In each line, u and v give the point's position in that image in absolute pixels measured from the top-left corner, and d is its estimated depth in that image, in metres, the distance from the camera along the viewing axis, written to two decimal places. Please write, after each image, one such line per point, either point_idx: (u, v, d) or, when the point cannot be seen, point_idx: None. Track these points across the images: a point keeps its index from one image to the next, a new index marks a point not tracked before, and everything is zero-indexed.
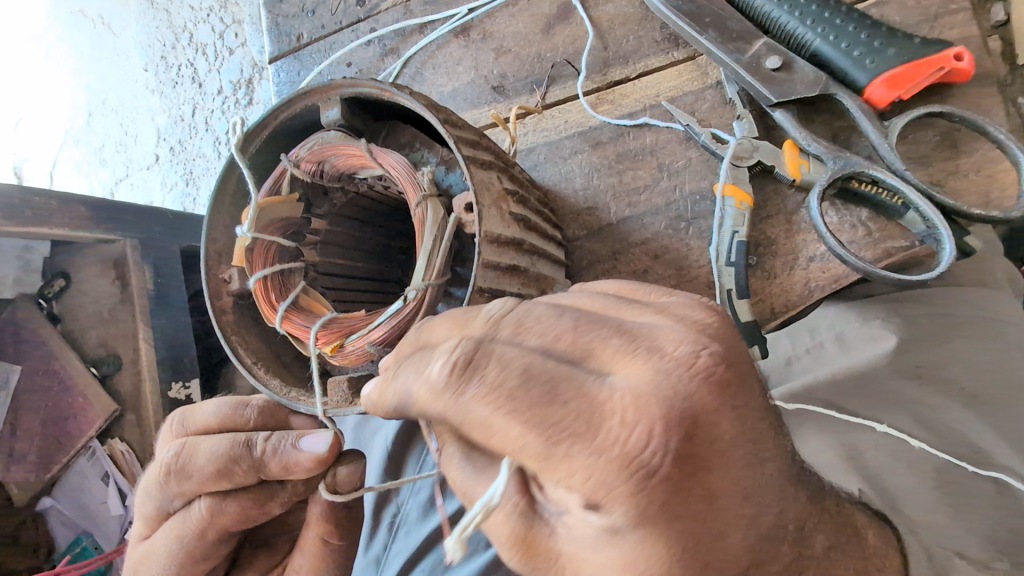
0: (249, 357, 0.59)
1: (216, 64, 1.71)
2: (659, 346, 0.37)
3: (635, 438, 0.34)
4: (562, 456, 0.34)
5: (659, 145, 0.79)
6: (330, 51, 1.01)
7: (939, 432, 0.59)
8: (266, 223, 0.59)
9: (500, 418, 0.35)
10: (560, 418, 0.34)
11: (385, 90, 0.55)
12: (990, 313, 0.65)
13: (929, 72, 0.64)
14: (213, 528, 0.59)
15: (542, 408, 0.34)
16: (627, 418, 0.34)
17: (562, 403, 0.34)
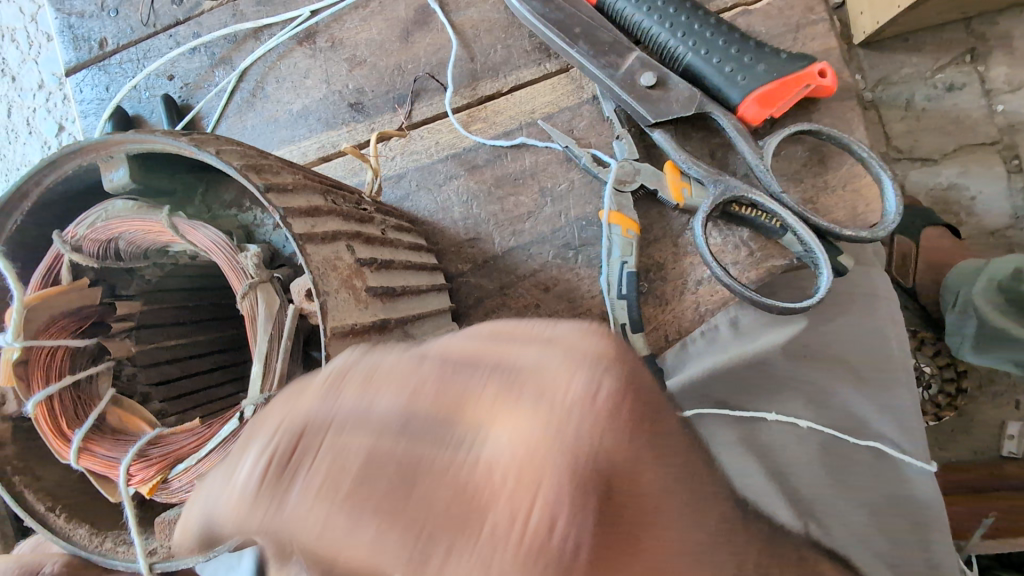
0: (42, 502, 0.45)
1: (30, 53, 1.42)
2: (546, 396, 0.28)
3: (540, 518, 0.26)
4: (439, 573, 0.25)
5: (540, 167, 0.72)
6: (145, 60, 0.83)
7: (825, 408, 0.69)
8: (45, 325, 0.45)
9: (343, 519, 0.26)
10: (425, 509, 0.26)
11: (184, 149, 0.42)
12: (866, 287, 0.68)
13: (796, 89, 0.63)
14: None
15: (393, 503, 0.26)
16: (517, 504, 0.26)
17: (437, 482, 0.26)
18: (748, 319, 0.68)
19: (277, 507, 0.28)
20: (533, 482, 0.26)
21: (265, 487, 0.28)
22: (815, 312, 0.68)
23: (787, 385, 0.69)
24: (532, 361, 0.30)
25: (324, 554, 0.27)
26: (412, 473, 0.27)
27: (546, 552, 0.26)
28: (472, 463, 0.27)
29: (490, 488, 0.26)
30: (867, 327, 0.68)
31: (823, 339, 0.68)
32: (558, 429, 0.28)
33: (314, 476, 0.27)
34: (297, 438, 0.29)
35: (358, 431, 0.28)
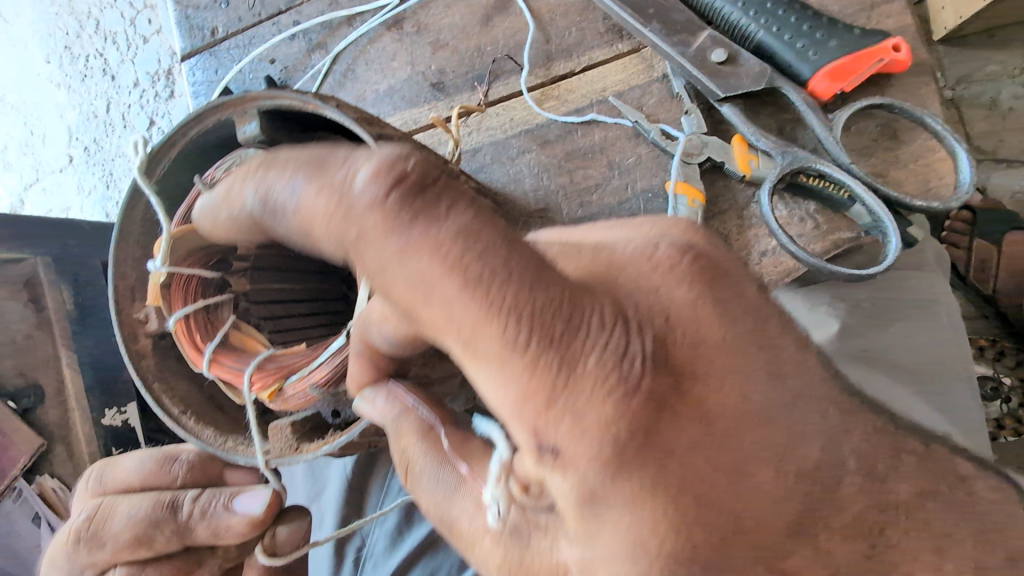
0: (176, 406, 0.53)
1: (129, 54, 1.58)
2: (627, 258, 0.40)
3: (623, 343, 0.34)
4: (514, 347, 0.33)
5: (608, 143, 0.76)
6: (251, 46, 0.91)
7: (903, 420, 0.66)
8: (184, 254, 0.53)
9: (452, 282, 0.32)
10: (534, 302, 0.33)
11: (307, 103, 0.49)
12: (924, 295, 0.70)
13: (869, 64, 0.64)
14: None
15: (506, 283, 0.32)
16: (605, 320, 0.34)
17: (547, 280, 0.33)
18: (802, 310, 0.70)
19: (385, 228, 0.33)
20: (596, 309, 0.34)
21: (387, 206, 0.33)
22: (873, 312, 0.69)
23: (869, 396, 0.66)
24: (621, 234, 0.43)
25: (409, 292, 0.33)
26: (536, 275, 0.33)
27: (581, 353, 0.33)
28: (571, 287, 0.34)
29: (559, 293, 0.33)
30: (926, 332, 0.69)
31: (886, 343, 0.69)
32: (629, 284, 0.38)
33: (438, 231, 0.33)
34: (434, 182, 0.34)
35: (489, 215, 0.34)
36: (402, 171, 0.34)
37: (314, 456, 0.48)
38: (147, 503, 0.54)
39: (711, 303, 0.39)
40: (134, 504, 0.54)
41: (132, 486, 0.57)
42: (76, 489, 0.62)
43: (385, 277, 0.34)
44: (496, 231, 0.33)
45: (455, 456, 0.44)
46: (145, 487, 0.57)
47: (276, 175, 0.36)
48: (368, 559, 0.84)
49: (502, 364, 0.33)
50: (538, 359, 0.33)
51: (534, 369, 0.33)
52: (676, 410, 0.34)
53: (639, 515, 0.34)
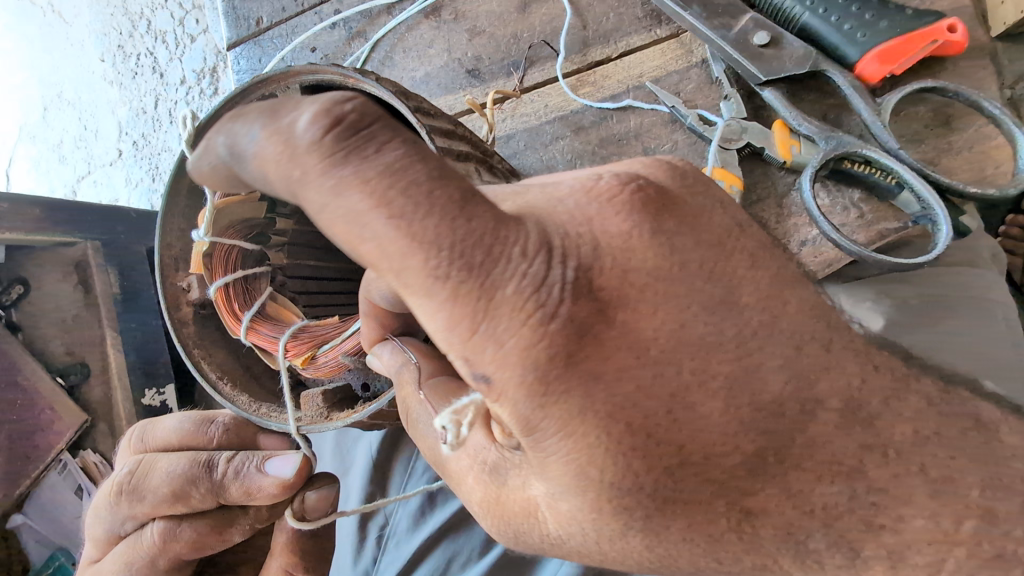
0: (213, 372, 0.54)
1: (177, 51, 1.64)
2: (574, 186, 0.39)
3: (554, 280, 0.34)
4: (442, 281, 0.32)
5: (644, 129, 0.75)
6: (293, 35, 0.93)
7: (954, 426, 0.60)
8: (225, 225, 0.54)
9: (380, 214, 0.31)
10: (461, 234, 0.32)
11: (349, 76, 0.50)
12: (976, 293, 0.65)
13: (921, 45, 0.62)
14: (165, 556, 0.57)
15: (432, 215, 0.31)
16: (529, 251, 0.33)
17: (467, 206, 0.32)
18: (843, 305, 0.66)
19: (320, 165, 0.32)
20: (518, 239, 0.33)
21: (323, 143, 0.32)
22: (923, 310, 0.65)
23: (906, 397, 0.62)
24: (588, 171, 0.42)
25: (342, 225, 0.32)
26: (457, 204, 0.32)
27: (500, 283, 0.33)
28: (500, 222, 0.33)
29: (484, 226, 0.32)
30: (979, 332, 0.64)
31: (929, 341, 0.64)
32: (567, 213, 0.37)
33: (370, 167, 0.32)
34: (369, 121, 0.33)
35: (418, 146, 0.33)
36: (337, 111, 0.33)
37: (343, 424, 0.49)
38: (186, 459, 0.55)
39: (652, 231, 0.37)
40: (172, 461, 0.56)
41: (171, 444, 0.59)
42: (121, 444, 0.65)
43: (323, 215, 0.33)
44: (425, 166, 0.32)
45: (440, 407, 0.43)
46: (184, 446, 0.59)
47: (244, 131, 0.34)
48: (391, 538, 0.84)
49: (428, 295, 0.32)
50: (460, 288, 0.32)
51: (455, 300, 0.32)
52: (604, 338, 0.34)
53: (578, 450, 0.34)
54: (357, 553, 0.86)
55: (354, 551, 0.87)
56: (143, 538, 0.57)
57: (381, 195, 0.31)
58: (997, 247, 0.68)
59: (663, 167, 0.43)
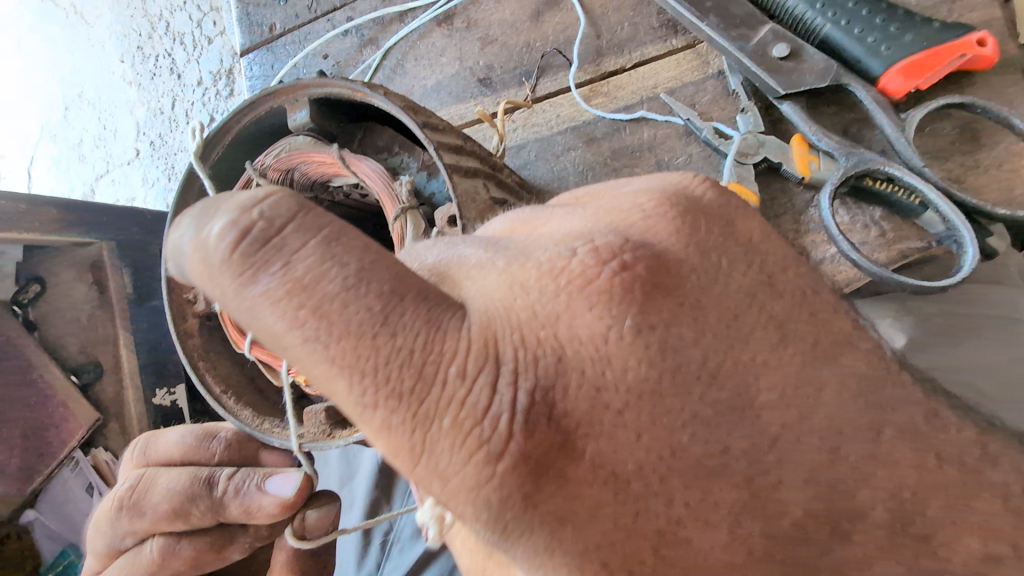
0: (217, 384, 0.54)
1: (194, 54, 1.65)
2: (537, 259, 0.34)
3: (503, 403, 0.30)
4: (372, 409, 0.30)
5: (658, 141, 0.73)
6: (305, 42, 0.92)
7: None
8: None
9: (297, 341, 0.29)
10: (384, 359, 0.30)
11: (357, 90, 0.49)
12: (1000, 313, 0.63)
13: (949, 59, 0.59)
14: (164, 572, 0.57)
15: (355, 343, 0.29)
16: (468, 371, 0.31)
17: (389, 326, 0.30)
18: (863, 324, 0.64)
19: (238, 287, 0.31)
20: (456, 356, 0.31)
21: (244, 266, 0.30)
22: (943, 331, 0.64)
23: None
24: (561, 225, 0.37)
25: (271, 346, 0.31)
26: (378, 325, 0.30)
27: (439, 413, 0.30)
28: (431, 337, 0.30)
29: (413, 347, 0.30)
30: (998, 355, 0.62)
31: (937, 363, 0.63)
32: (526, 307, 0.32)
33: (286, 287, 0.30)
34: (280, 232, 0.30)
35: (338, 262, 0.30)
36: (255, 224, 0.30)
37: (345, 443, 0.47)
38: (187, 475, 0.55)
39: (634, 327, 0.33)
40: (173, 477, 0.56)
41: (173, 459, 0.59)
42: (124, 458, 0.65)
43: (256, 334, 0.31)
44: (349, 281, 0.30)
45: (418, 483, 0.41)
46: (185, 461, 0.59)
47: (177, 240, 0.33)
48: (395, 545, 0.84)
49: (362, 421, 0.31)
50: (393, 417, 0.30)
51: (390, 429, 0.30)
52: (569, 469, 0.30)
53: None
54: (361, 557, 0.86)
55: (357, 557, 0.86)
56: (143, 553, 0.57)
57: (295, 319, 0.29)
58: None
59: (662, 212, 0.38)
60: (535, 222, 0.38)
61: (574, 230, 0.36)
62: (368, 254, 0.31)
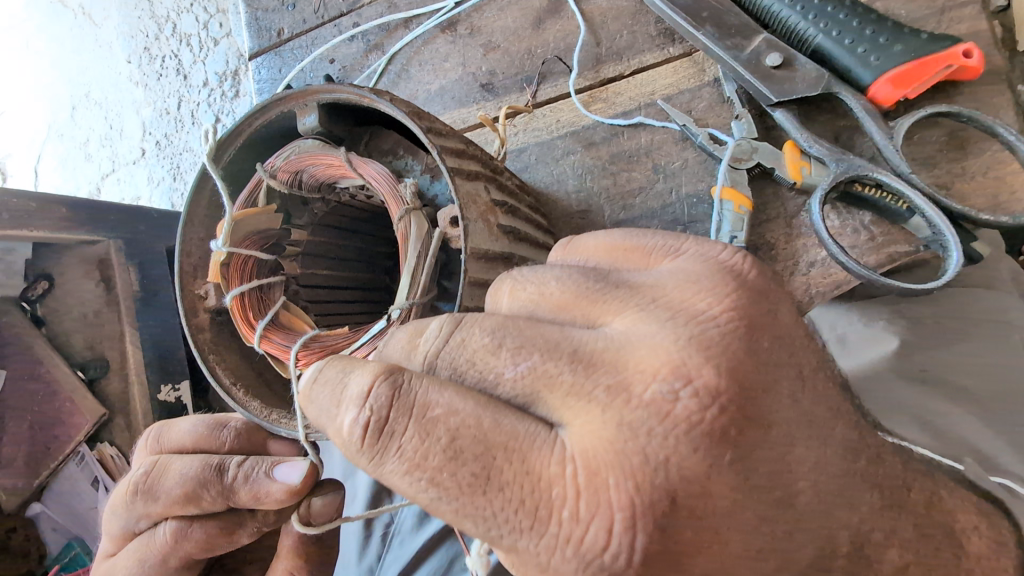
0: (227, 377, 0.56)
1: (201, 55, 1.68)
2: (626, 387, 0.34)
3: (614, 536, 0.32)
4: (506, 547, 0.33)
5: (655, 145, 0.76)
6: (313, 46, 0.95)
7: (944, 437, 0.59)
8: (243, 236, 0.56)
9: (430, 497, 0.34)
10: (499, 503, 0.33)
11: (364, 96, 0.51)
12: (991, 314, 0.64)
13: (936, 70, 0.62)
14: (176, 554, 0.59)
15: (474, 492, 0.33)
16: (579, 512, 0.32)
17: (495, 478, 0.33)
18: (853, 328, 0.67)
19: (370, 463, 0.35)
20: (565, 499, 0.33)
21: (370, 445, 0.35)
22: (931, 332, 0.65)
23: (895, 406, 0.62)
24: (624, 322, 0.37)
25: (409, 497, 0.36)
26: (483, 481, 0.33)
27: (555, 547, 0.33)
28: (531, 478, 0.33)
29: (516, 491, 0.33)
30: (991, 356, 0.63)
31: (930, 366, 0.64)
32: (636, 451, 0.33)
33: (406, 452, 0.34)
34: (395, 409, 0.35)
35: (435, 434, 0.34)
36: (369, 410, 0.35)
37: None
38: (198, 462, 0.57)
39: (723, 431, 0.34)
40: (184, 464, 0.58)
41: (185, 447, 0.61)
42: (137, 446, 0.67)
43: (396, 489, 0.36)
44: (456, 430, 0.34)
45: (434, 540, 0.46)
46: (195, 449, 0.61)
47: (315, 410, 0.39)
48: (396, 536, 0.86)
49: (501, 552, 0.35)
50: (521, 550, 0.33)
51: (524, 561, 0.34)
52: None
53: None
54: (363, 549, 0.88)
55: (359, 548, 0.88)
56: (156, 536, 0.60)
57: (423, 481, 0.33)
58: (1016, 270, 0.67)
59: (722, 294, 0.37)
60: (591, 303, 0.38)
61: (645, 334, 0.36)
62: (463, 410, 0.34)
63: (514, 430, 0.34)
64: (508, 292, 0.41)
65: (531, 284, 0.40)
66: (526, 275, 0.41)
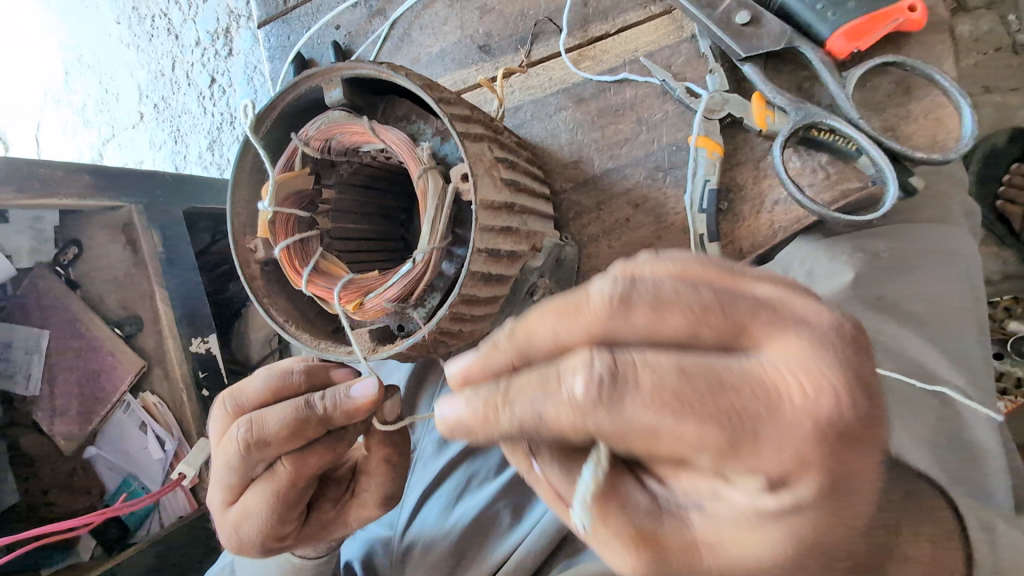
0: (281, 316, 0.68)
1: (191, 14, 1.70)
2: (806, 317, 0.39)
3: (814, 488, 0.37)
4: (750, 451, 0.36)
5: (639, 100, 0.83)
6: (319, 13, 1.01)
7: (891, 355, 0.70)
8: (284, 197, 0.66)
9: (672, 428, 0.37)
10: (736, 418, 0.36)
11: (382, 71, 0.60)
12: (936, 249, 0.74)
13: (884, 24, 0.69)
14: (301, 478, 0.71)
15: (714, 406, 0.36)
16: (796, 444, 0.36)
17: (730, 396, 0.36)
18: (818, 262, 0.76)
19: (608, 417, 0.38)
20: (776, 453, 0.36)
21: (602, 399, 0.38)
22: (885, 265, 0.74)
23: (855, 328, 0.72)
24: (786, 349, 0.38)
25: (643, 443, 0.38)
26: (723, 442, 0.36)
27: (788, 424, 0.36)
28: (749, 434, 0.36)
29: (746, 437, 0.36)
30: (937, 281, 0.73)
31: (888, 294, 0.73)
32: (823, 426, 0.37)
33: (631, 413, 0.37)
34: (622, 376, 0.38)
35: (663, 406, 0.37)
36: (594, 368, 0.38)
37: (389, 353, 0.62)
38: (293, 405, 0.67)
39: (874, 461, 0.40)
40: (278, 410, 0.68)
41: (265, 397, 0.71)
42: (212, 413, 0.76)
43: (632, 435, 0.38)
44: (701, 424, 0.36)
45: (613, 503, 0.41)
46: (275, 397, 0.71)
47: (519, 412, 0.41)
48: (420, 459, 1.05)
49: (758, 516, 0.38)
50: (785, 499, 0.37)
51: (773, 520, 0.38)
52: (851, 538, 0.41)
53: (807, 525, 0.38)
54: None
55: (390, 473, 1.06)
56: (278, 475, 0.70)
57: (672, 417, 0.36)
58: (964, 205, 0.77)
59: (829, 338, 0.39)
60: (728, 277, 0.41)
61: (789, 300, 0.40)
62: (677, 396, 0.36)
63: (724, 355, 0.38)
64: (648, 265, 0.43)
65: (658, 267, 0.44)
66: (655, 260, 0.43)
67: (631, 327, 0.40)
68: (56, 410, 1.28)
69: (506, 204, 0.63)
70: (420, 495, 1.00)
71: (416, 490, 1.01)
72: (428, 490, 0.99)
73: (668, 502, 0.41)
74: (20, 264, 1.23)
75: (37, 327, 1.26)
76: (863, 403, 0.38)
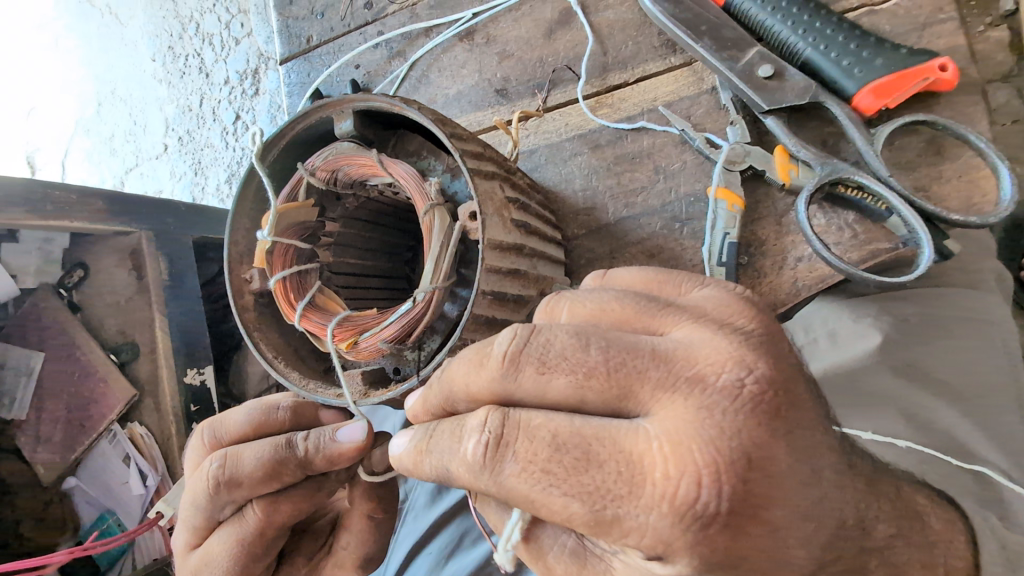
0: (270, 351, 0.64)
1: (221, 54, 1.75)
2: (700, 379, 0.39)
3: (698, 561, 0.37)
4: (613, 521, 0.37)
5: (656, 148, 0.82)
6: (339, 53, 1.02)
7: (930, 428, 0.64)
8: (285, 227, 0.63)
9: (541, 493, 0.39)
10: (601, 487, 0.37)
11: (394, 105, 0.58)
12: (977, 316, 0.69)
13: (915, 81, 0.67)
14: (270, 527, 0.65)
15: (578, 476, 0.38)
16: (662, 515, 0.37)
17: (594, 472, 0.38)
18: (844, 324, 0.72)
19: (490, 476, 0.41)
20: (641, 529, 0.37)
21: (486, 461, 0.41)
22: (912, 332, 0.70)
23: (883, 397, 0.67)
24: (667, 413, 0.39)
25: (522, 505, 0.40)
26: (587, 515, 0.38)
27: (651, 511, 0.37)
28: (610, 515, 0.37)
29: (610, 512, 0.37)
30: (977, 350, 0.68)
31: (914, 360, 0.69)
32: (697, 507, 0.36)
33: (510, 476, 0.40)
34: (504, 441, 0.40)
35: (533, 470, 0.39)
36: (483, 433, 0.41)
37: (381, 399, 0.57)
38: (272, 444, 0.62)
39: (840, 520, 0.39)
40: (256, 447, 0.63)
41: (246, 432, 0.66)
42: (189, 443, 0.71)
43: (516, 498, 0.40)
44: (566, 496, 0.38)
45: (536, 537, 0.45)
46: (255, 433, 0.66)
47: (435, 460, 0.45)
48: (409, 511, 0.97)
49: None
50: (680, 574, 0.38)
51: None
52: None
53: None
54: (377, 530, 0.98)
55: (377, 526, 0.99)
56: (246, 521, 0.65)
57: (541, 487, 0.39)
58: (1000, 271, 0.73)
59: (730, 394, 0.39)
60: (648, 322, 0.44)
61: (691, 357, 0.40)
62: (545, 461, 0.39)
63: (605, 421, 0.39)
64: (567, 309, 0.46)
65: (581, 310, 0.46)
66: (583, 295, 0.46)
67: (526, 383, 0.42)
68: (40, 436, 1.25)
69: (516, 246, 0.60)
70: (407, 552, 0.92)
71: (403, 546, 0.93)
72: (417, 547, 0.92)
73: (591, 543, 0.43)
74: (25, 284, 1.22)
75: (33, 348, 1.24)
76: (751, 483, 0.37)
